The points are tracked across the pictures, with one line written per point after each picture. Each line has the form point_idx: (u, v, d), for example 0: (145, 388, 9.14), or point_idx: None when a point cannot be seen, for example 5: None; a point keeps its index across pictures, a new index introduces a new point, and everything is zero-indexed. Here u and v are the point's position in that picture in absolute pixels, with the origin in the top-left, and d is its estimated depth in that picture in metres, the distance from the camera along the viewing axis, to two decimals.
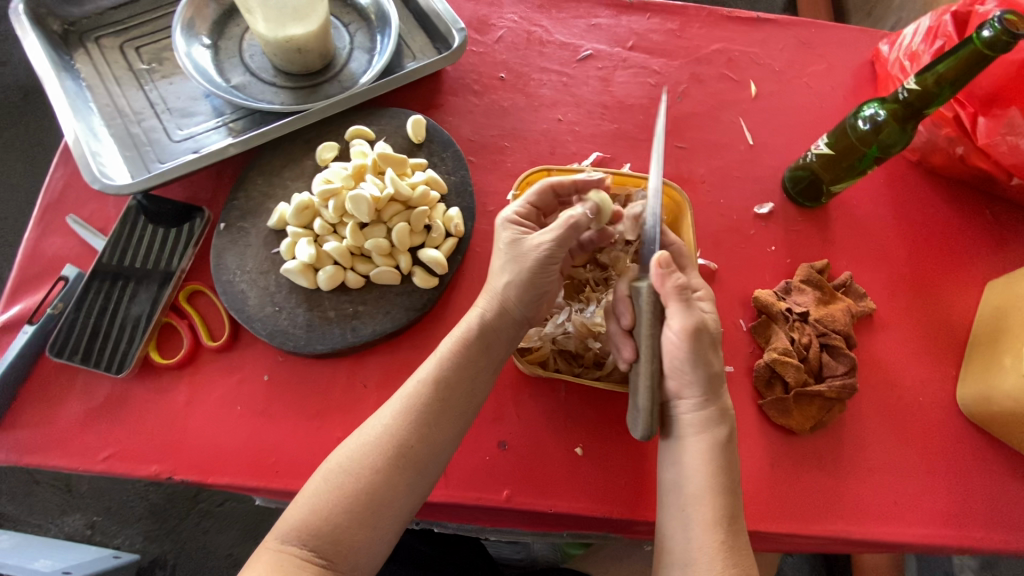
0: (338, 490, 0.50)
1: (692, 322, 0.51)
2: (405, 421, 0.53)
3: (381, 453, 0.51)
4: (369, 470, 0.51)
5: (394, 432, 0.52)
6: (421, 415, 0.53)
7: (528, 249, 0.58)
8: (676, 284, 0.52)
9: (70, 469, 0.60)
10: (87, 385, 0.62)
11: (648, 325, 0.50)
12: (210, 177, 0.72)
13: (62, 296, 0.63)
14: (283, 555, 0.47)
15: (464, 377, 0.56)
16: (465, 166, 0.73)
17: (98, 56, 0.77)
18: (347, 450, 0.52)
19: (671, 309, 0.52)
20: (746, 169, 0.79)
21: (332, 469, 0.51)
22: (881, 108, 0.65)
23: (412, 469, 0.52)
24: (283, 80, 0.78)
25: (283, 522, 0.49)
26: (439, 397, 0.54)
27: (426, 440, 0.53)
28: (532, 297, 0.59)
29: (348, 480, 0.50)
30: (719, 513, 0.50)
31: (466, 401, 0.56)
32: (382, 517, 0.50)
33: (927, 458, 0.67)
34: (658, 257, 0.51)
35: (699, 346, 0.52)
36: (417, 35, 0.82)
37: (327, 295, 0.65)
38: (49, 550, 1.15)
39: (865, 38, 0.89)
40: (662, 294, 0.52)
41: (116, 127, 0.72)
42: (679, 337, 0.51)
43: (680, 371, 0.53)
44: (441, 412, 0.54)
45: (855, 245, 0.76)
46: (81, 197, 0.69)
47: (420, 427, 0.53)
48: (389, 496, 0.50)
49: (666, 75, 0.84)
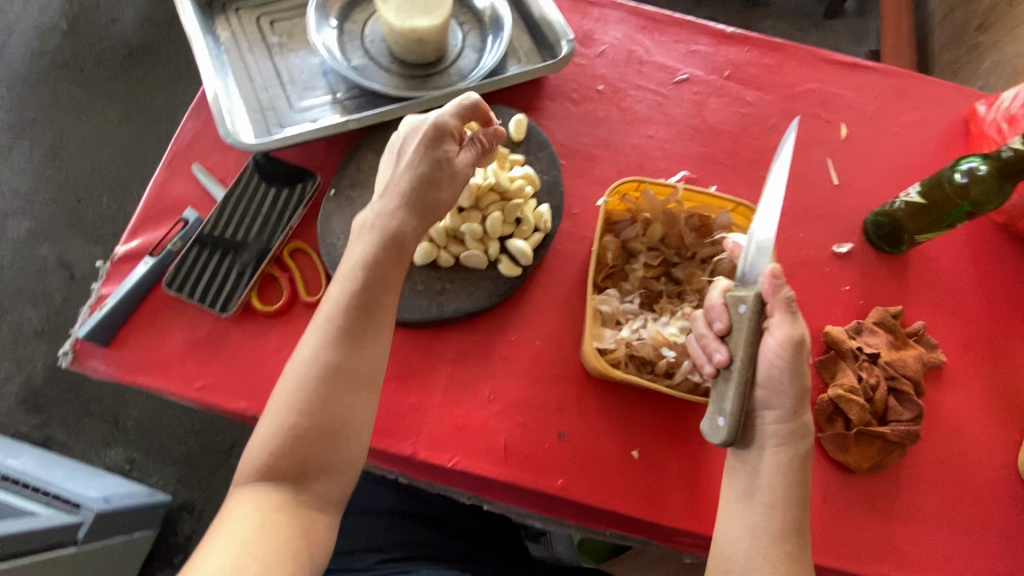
0: (291, 426, 0.52)
1: (798, 333, 0.52)
2: (333, 345, 0.55)
3: (322, 378, 0.53)
4: (315, 401, 0.53)
5: (324, 355, 0.54)
6: (343, 335, 0.55)
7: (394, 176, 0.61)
8: (785, 296, 0.52)
9: (167, 393, 0.65)
10: (192, 319, 0.68)
11: (745, 333, 0.53)
12: (322, 146, 0.77)
13: (182, 236, 0.70)
14: (254, 493, 0.51)
15: (357, 298, 0.56)
16: (558, 167, 0.77)
17: (236, 26, 0.84)
18: (290, 385, 0.54)
19: (775, 318, 0.53)
20: (828, 207, 0.81)
21: (284, 401, 0.53)
22: (983, 163, 0.66)
23: (353, 387, 0.54)
24: (398, 67, 0.83)
25: (246, 466, 0.53)
26: (347, 317, 0.56)
27: (359, 358, 0.55)
28: (423, 214, 0.60)
29: (302, 415, 0.52)
30: (786, 525, 0.53)
31: (368, 313, 0.56)
32: (346, 439, 0.53)
33: (982, 517, 0.67)
34: (773, 269, 0.51)
35: (800, 358, 0.53)
36: (525, 41, 0.87)
37: (417, 269, 0.69)
38: (92, 477, 1.20)
39: (961, 95, 0.89)
40: (768, 303, 0.53)
41: (245, 91, 0.79)
42: (781, 347, 0.53)
43: (774, 380, 0.54)
44: (356, 325, 0.56)
45: (931, 296, 0.76)
46: (207, 149, 0.76)
47: (340, 347, 0.55)
48: (342, 418, 0.53)
49: (758, 107, 0.87)
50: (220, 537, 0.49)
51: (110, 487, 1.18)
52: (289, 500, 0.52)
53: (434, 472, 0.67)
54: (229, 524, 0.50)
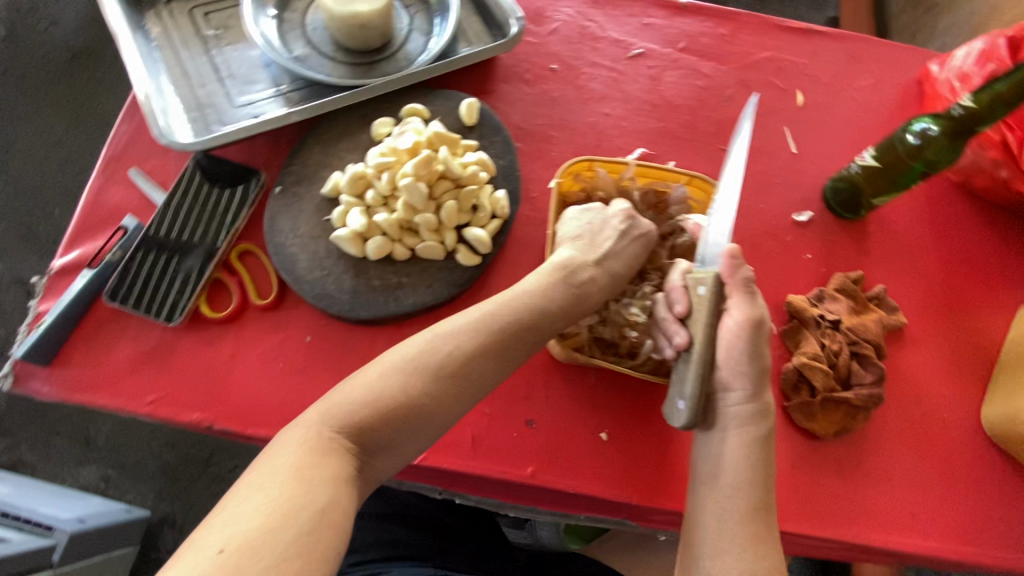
0: (392, 397, 0.49)
1: (755, 314, 0.54)
2: (480, 345, 0.53)
3: (447, 369, 0.51)
4: (433, 380, 0.50)
5: (467, 351, 0.52)
6: (496, 345, 0.53)
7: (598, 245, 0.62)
8: (743, 276, 0.54)
9: (117, 410, 0.63)
10: (138, 331, 0.65)
11: (705, 315, 0.53)
12: (267, 143, 0.74)
13: (121, 245, 0.66)
14: (323, 437, 0.46)
15: (542, 315, 0.56)
16: (513, 150, 0.75)
17: (167, 18, 0.79)
18: (408, 353, 0.51)
19: (733, 300, 0.54)
20: (788, 176, 0.80)
21: (392, 366, 0.50)
22: (933, 123, 0.64)
23: (468, 395, 0.52)
24: (343, 55, 0.80)
25: (330, 405, 0.48)
26: (519, 329, 0.55)
27: (491, 372, 0.53)
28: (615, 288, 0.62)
29: (411, 388, 0.49)
30: (752, 505, 0.53)
31: (542, 334, 0.56)
32: (424, 428, 0.50)
33: (946, 474, 0.68)
34: (731, 249, 0.52)
35: (757, 338, 0.54)
36: (474, 22, 0.84)
37: (372, 264, 0.67)
38: (67, 498, 1.17)
39: (914, 57, 0.89)
40: (728, 284, 0.54)
41: (181, 88, 0.75)
42: (739, 327, 0.54)
43: (734, 362, 0.55)
44: (528, 342, 0.55)
45: (891, 259, 0.77)
46: (143, 152, 0.72)
47: (483, 350, 0.53)
48: (438, 412, 0.50)
49: (714, 79, 0.85)
50: (262, 474, 0.43)
51: (86, 507, 1.15)
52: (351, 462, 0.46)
53: (403, 469, 0.66)
54: (275, 456, 0.45)
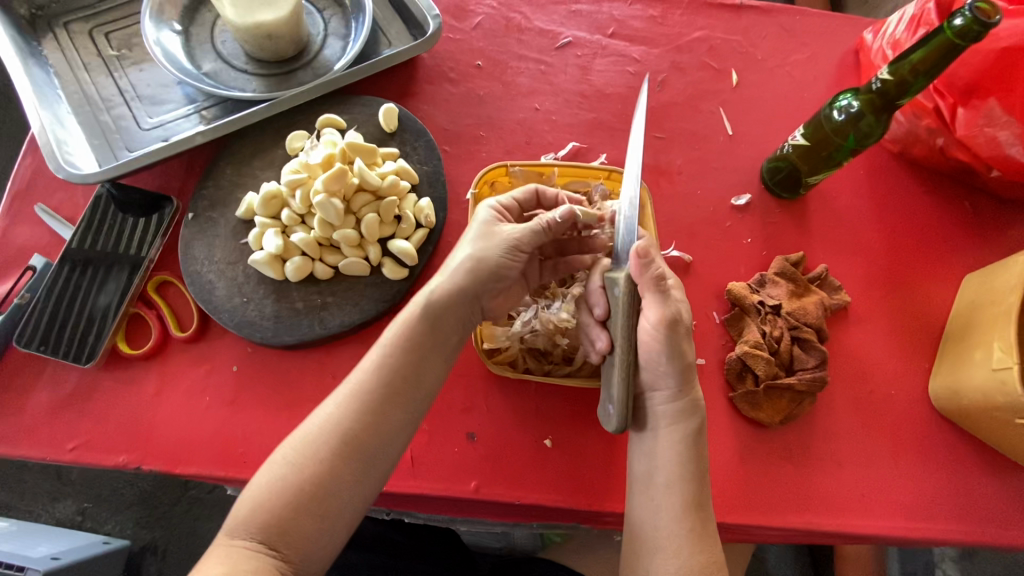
0: (281, 485, 0.48)
1: (669, 312, 0.53)
2: (351, 410, 0.51)
3: (325, 443, 0.50)
4: (311, 461, 0.49)
5: (339, 421, 0.51)
6: (371, 403, 0.52)
7: (499, 234, 0.57)
8: (654, 274, 0.53)
9: (38, 459, 0.60)
10: (55, 375, 0.62)
11: (623, 316, 0.53)
12: (181, 166, 0.71)
13: (30, 286, 0.63)
14: (231, 549, 0.46)
15: (411, 364, 0.54)
16: (438, 155, 0.72)
17: (67, 42, 0.75)
18: (293, 443, 0.51)
19: (648, 299, 0.54)
20: (724, 159, 0.78)
21: (278, 459, 0.50)
22: (856, 98, 0.63)
23: (356, 461, 0.50)
24: (256, 67, 0.76)
25: (233, 516, 0.48)
26: (387, 384, 0.53)
27: (375, 431, 0.51)
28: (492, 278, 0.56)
29: (294, 475, 0.49)
30: (687, 502, 0.52)
31: (415, 382, 0.54)
32: (330, 510, 0.49)
33: (896, 451, 0.67)
34: (639, 247, 0.51)
35: (675, 337, 0.54)
36: (393, 21, 0.81)
37: (295, 286, 0.64)
38: (44, 535, 1.13)
39: (850, 25, 0.87)
40: (639, 284, 0.53)
41: (84, 115, 0.71)
42: (656, 328, 0.53)
43: (654, 362, 0.55)
44: (403, 393, 0.53)
45: (832, 237, 0.76)
46: (49, 186, 0.69)
47: (365, 414, 0.51)
48: (332, 487, 0.49)
49: (646, 64, 0.83)
50: None
51: (63, 543, 1.09)
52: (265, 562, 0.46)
53: None
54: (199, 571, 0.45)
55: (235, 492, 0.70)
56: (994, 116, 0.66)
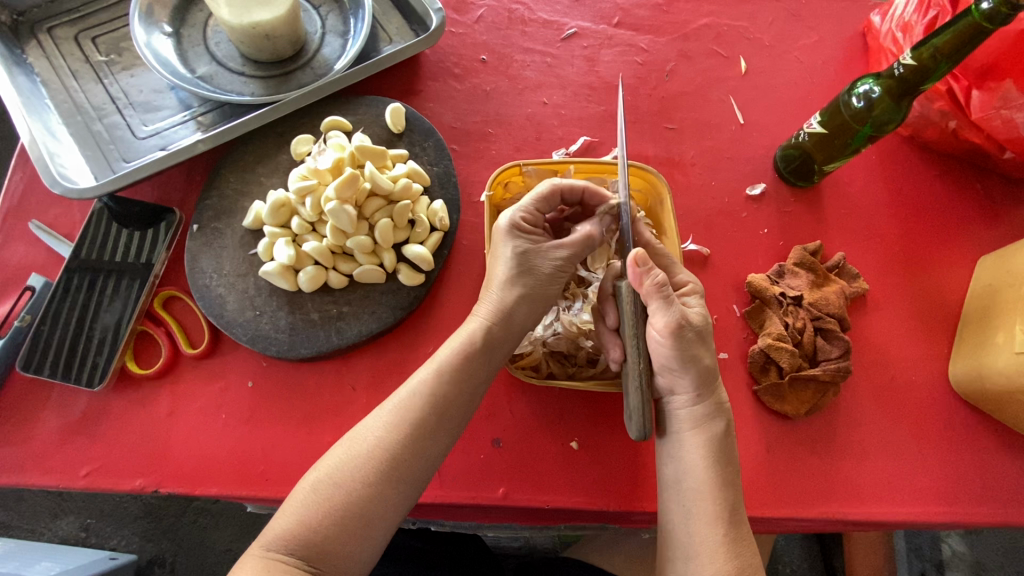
0: (328, 503, 0.47)
1: (675, 319, 0.51)
2: (400, 436, 0.50)
3: (372, 465, 0.49)
4: (356, 481, 0.48)
5: (386, 443, 0.50)
6: (416, 428, 0.51)
7: (541, 260, 0.57)
8: (655, 282, 0.51)
9: (50, 487, 0.58)
10: (63, 399, 0.60)
11: (632, 323, 0.53)
12: (181, 176, 0.69)
13: (30, 308, 0.60)
14: (268, 562, 0.45)
15: (462, 389, 0.54)
16: (448, 154, 0.70)
17: (52, 49, 0.72)
18: (337, 460, 0.50)
19: (652, 307, 0.52)
20: (737, 149, 0.77)
21: (323, 474, 0.49)
22: (876, 84, 0.62)
23: (402, 484, 0.50)
24: (253, 69, 0.74)
25: (271, 527, 0.47)
26: (437, 411, 0.52)
27: (419, 454, 0.51)
28: (538, 304, 0.58)
29: (339, 493, 0.48)
30: (720, 507, 0.51)
31: (464, 406, 0.54)
32: (372, 531, 0.48)
33: (920, 437, 0.67)
34: (635, 255, 0.50)
35: (683, 342, 0.52)
36: (392, 16, 0.78)
37: (308, 296, 0.63)
38: (49, 553, 1.09)
39: (856, 8, 0.86)
40: (641, 293, 0.52)
41: (76, 126, 0.68)
42: (665, 337, 0.52)
43: (669, 368, 0.54)
44: (451, 416, 0.53)
45: (848, 224, 0.75)
46: (43, 202, 0.66)
47: (411, 435, 0.51)
48: (380, 509, 0.48)
49: (654, 53, 0.81)
50: None
51: (67, 561, 1.05)
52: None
53: None
54: None
55: (253, 509, 0.68)
56: (1011, 98, 0.65)
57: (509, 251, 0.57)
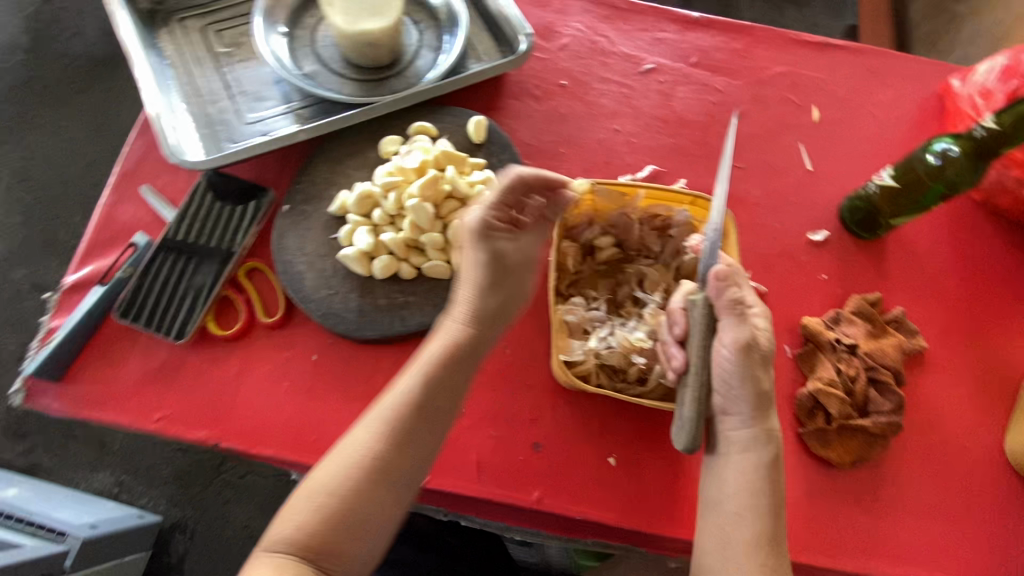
0: (324, 508, 0.49)
1: (744, 336, 0.53)
2: (386, 437, 0.52)
3: (359, 470, 0.50)
4: (346, 484, 0.50)
5: (372, 446, 0.51)
6: (402, 426, 0.52)
7: (500, 245, 0.59)
8: (732, 298, 0.53)
9: (124, 426, 0.63)
10: (147, 347, 0.65)
11: (700, 336, 0.54)
12: (276, 160, 0.75)
13: (132, 261, 0.67)
14: (275, 569, 0.46)
15: (445, 386, 0.55)
16: (521, 168, 0.74)
17: (180, 36, 0.80)
18: (324, 470, 0.51)
19: (724, 322, 0.54)
20: (802, 193, 0.78)
21: (319, 479, 0.50)
22: (954, 143, 0.63)
23: (392, 483, 0.51)
24: (352, 72, 0.80)
25: (272, 532, 0.49)
26: (416, 412, 0.53)
27: (405, 450, 0.52)
28: (503, 296, 0.59)
29: (331, 500, 0.49)
30: (760, 534, 0.51)
31: (448, 405, 0.55)
32: (370, 529, 0.50)
33: (969, 505, 0.65)
34: (719, 269, 0.53)
35: (748, 362, 0.53)
36: (483, 37, 0.84)
37: (379, 283, 0.67)
38: (83, 502, 1.14)
39: (935, 71, 0.86)
40: (716, 306, 0.54)
41: (193, 105, 0.75)
42: (733, 353, 0.53)
43: (727, 386, 0.54)
44: (432, 414, 0.54)
45: (910, 280, 0.75)
46: (155, 169, 0.73)
47: (398, 437, 0.52)
48: (377, 509, 0.50)
49: (728, 94, 0.84)
50: None
51: (99, 513, 1.11)
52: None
53: None
54: None
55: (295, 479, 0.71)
56: None
57: (480, 245, 0.58)
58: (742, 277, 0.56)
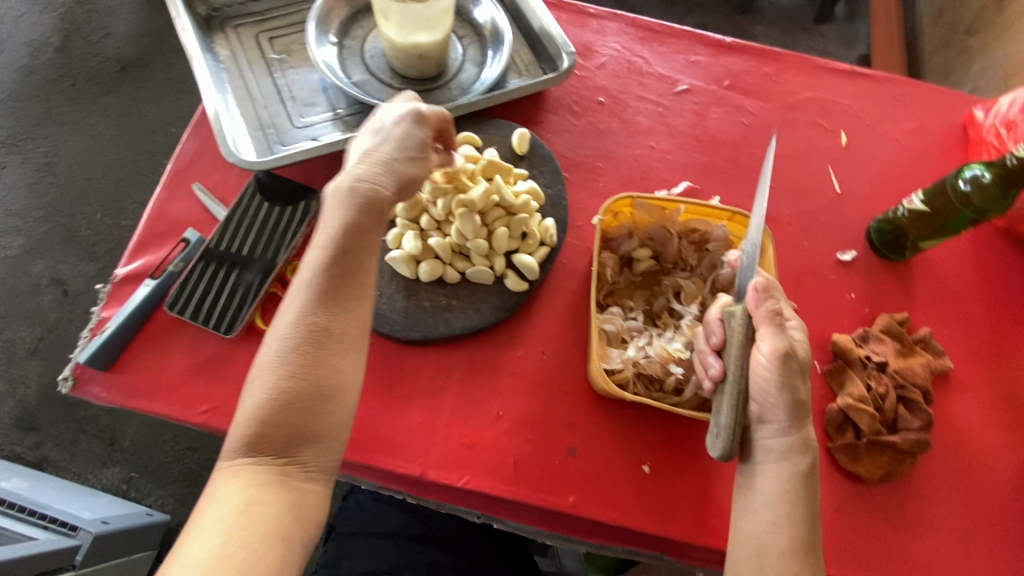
0: (280, 393, 0.47)
1: (783, 345, 0.54)
2: (312, 311, 0.50)
3: (301, 347, 0.49)
4: (293, 363, 0.48)
5: (306, 323, 0.50)
6: (315, 297, 0.50)
7: (417, 135, 0.59)
8: (769, 309, 0.55)
9: (169, 417, 0.64)
10: (195, 341, 0.67)
11: (738, 345, 0.56)
12: (324, 164, 0.77)
13: (183, 256, 0.69)
14: (249, 460, 0.47)
15: (339, 256, 0.52)
16: (562, 180, 0.77)
17: (235, 42, 0.83)
18: (270, 354, 0.49)
19: (762, 332, 0.56)
20: (831, 214, 0.81)
21: (262, 370, 0.49)
22: (986, 170, 0.66)
23: (334, 349, 0.50)
24: (399, 82, 0.83)
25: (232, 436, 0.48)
26: (319, 286, 0.51)
27: (338, 323, 0.51)
28: (398, 186, 0.57)
29: (286, 382, 0.48)
30: (796, 542, 0.52)
31: (355, 275, 0.52)
32: (333, 406, 0.49)
33: (993, 524, 0.67)
34: (756, 282, 0.55)
35: (787, 371, 0.54)
36: (525, 54, 0.87)
37: (424, 286, 0.69)
38: (93, 497, 1.14)
39: (958, 102, 0.90)
40: (754, 317, 0.56)
41: (246, 108, 0.78)
42: (770, 361, 0.54)
43: (765, 395, 0.55)
44: (337, 281, 0.51)
45: (937, 303, 0.77)
46: (207, 168, 0.75)
47: (330, 309, 0.50)
48: (335, 381, 0.49)
49: (759, 116, 0.87)
50: (213, 511, 0.45)
51: (109, 509, 1.10)
52: (280, 474, 0.47)
53: (445, 493, 0.65)
54: (217, 504, 0.45)
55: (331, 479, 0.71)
56: None
57: (402, 129, 0.58)
58: (779, 292, 0.58)
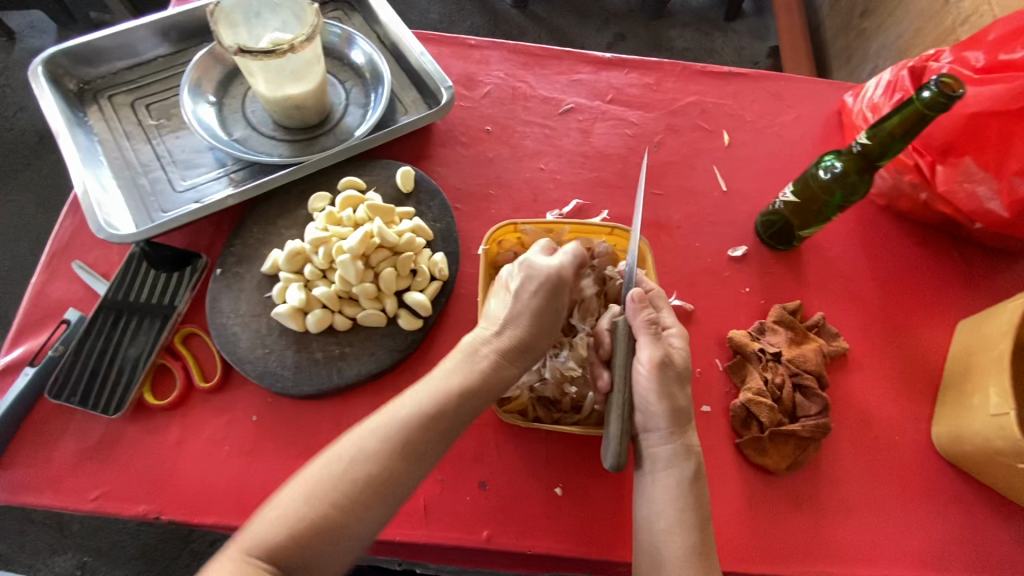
0: (304, 515, 0.44)
1: (659, 353, 0.56)
2: (385, 450, 0.48)
3: (341, 484, 0.46)
4: (332, 494, 0.45)
5: (367, 457, 0.47)
6: (408, 443, 0.49)
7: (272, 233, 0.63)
8: (647, 318, 0.57)
9: (60, 509, 0.62)
10: (82, 425, 0.65)
11: (622, 355, 0.57)
12: (210, 226, 0.77)
13: (63, 339, 0.67)
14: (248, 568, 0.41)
15: (458, 408, 0.52)
16: (451, 213, 0.77)
17: (110, 113, 0.82)
18: (313, 477, 0.46)
19: (642, 342, 0.57)
20: (720, 213, 0.83)
21: (295, 493, 0.45)
22: (838, 160, 0.69)
23: (379, 500, 0.47)
24: (283, 134, 0.83)
25: (247, 532, 0.43)
26: (428, 429, 0.50)
27: (391, 474, 0.48)
28: None
29: (314, 506, 0.44)
30: (688, 548, 0.51)
31: (443, 436, 0.51)
32: (344, 544, 0.45)
33: (905, 496, 0.68)
34: (635, 292, 0.57)
35: (665, 380, 0.55)
36: (409, 92, 0.88)
37: (315, 337, 0.68)
38: None
39: (831, 90, 0.93)
40: (634, 326, 0.57)
41: (124, 179, 0.77)
42: (649, 370, 0.55)
43: (647, 405, 0.56)
44: (434, 439, 0.50)
45: (829, 287, 0.79)
46: (87, 244, 0.74)
47: (389, 460, 0.48)
48: (356, 529, 0.45)
49: (643, 126, 0.89)
50: None
51: None
52: None
53: None
54: None
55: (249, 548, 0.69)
56: (971, 173, 0.72)
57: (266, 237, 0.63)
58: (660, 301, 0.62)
